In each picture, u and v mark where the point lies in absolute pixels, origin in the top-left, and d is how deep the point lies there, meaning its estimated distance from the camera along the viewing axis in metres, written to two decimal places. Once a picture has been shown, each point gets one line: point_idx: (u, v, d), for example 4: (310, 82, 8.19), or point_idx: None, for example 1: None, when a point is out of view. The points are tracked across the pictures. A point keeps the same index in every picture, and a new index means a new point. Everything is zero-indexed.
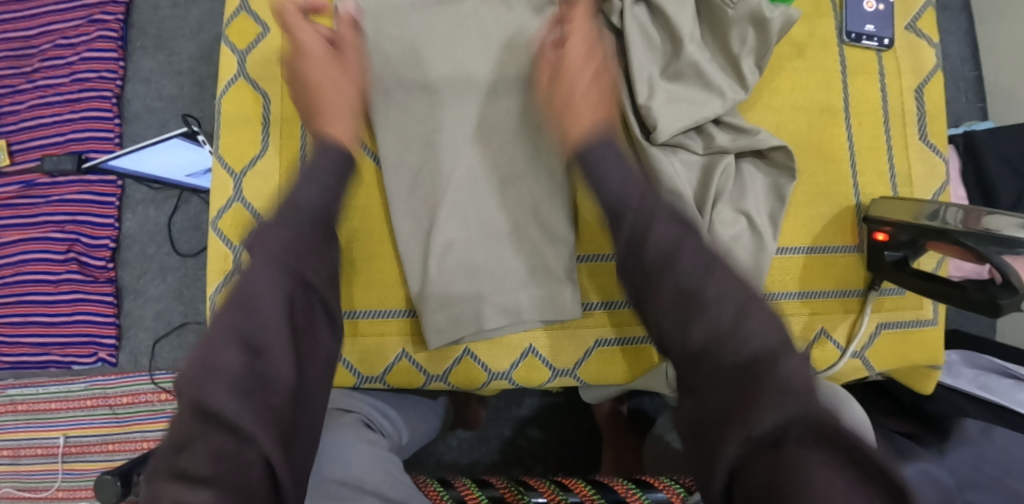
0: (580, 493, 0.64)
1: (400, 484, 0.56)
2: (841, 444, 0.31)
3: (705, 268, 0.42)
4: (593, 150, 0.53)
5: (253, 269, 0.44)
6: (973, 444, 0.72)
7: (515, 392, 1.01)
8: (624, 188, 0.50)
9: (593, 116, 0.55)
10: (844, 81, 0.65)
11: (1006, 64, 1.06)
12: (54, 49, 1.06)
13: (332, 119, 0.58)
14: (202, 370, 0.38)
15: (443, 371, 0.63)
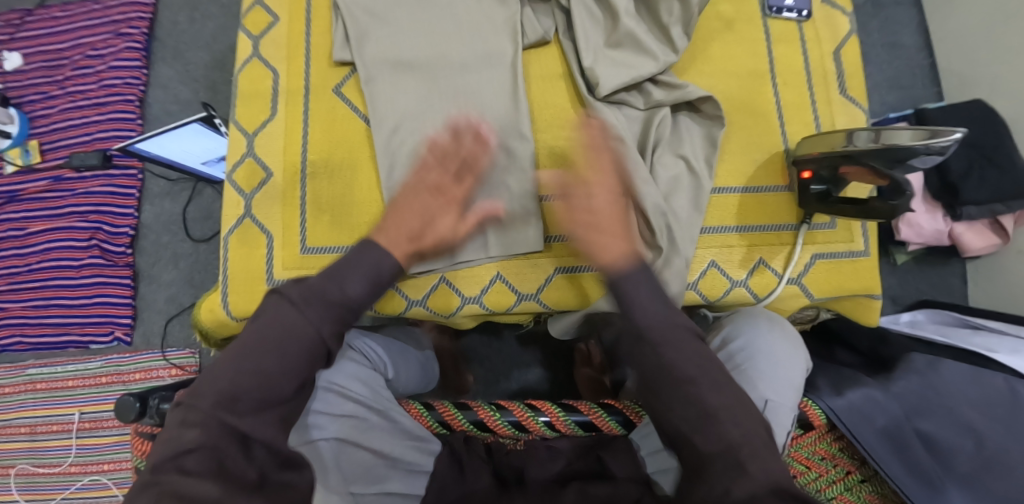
0: (549, 414, 0.69)
1: (381, 396, 0.66)
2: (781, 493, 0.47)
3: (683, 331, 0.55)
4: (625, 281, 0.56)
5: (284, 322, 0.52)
6: (919, 374, 0.76)
7: (501, 367, 1.11)
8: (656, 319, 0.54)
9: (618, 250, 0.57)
10: (768, 47, 0.74)
11: (957, 51, 1.20)
12: (84, 59, 1.19)
13: (399, 234, 0.59)
14: (239, 403, 0.49)
15: (423, 295, 0.69)
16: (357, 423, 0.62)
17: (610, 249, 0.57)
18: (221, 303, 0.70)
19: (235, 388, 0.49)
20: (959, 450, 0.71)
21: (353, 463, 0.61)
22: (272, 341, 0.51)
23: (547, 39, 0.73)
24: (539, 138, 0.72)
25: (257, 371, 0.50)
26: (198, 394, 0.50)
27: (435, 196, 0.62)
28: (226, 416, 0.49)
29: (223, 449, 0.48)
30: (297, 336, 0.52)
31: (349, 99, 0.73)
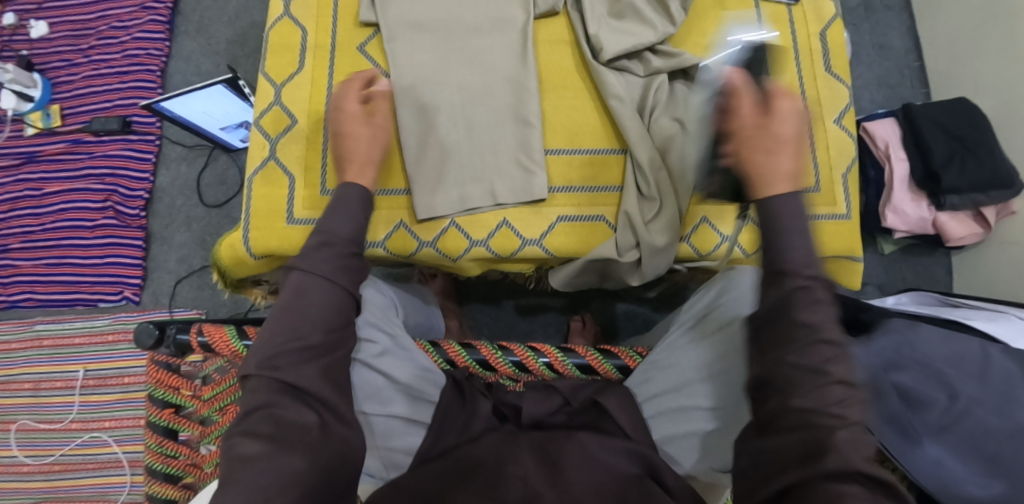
0: (550, 356, 0.72)
1: (395, 327, 0.70)
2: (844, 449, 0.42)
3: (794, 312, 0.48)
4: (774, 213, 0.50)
5: (301, 283, 0.56)
6: (896, 332, 0.69)
7: (500, 331, 1.15)
8: (807, 262, 0.48)
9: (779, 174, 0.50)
10: (761, 25, 0.80)
11: (944, 52, 1.27)
12: (110, 30, 1.25)
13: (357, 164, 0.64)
14: (278, 362, 0.54)
15: (432, 237, 0.74)
16: (374, 347, 0.67)
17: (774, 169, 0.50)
18: (241, 240, 0.76)
19: (278, 350, 0.54)
20: (931, 404, 0.63)
21: (366, 384, 0.66)
22: (296, 303, 0.56)
23: (556, 10, 0.78)
24: (546, 99, 0.77)
25: (289, 330, 0.55)
26: (250, 361, 0.55)
27: (362, 119, 0.67)
28: (273, 376, 0.54)
29: (278, 405, 0.54)
30: (324, 295, 0.56)
31: (372, 57, 0.79)
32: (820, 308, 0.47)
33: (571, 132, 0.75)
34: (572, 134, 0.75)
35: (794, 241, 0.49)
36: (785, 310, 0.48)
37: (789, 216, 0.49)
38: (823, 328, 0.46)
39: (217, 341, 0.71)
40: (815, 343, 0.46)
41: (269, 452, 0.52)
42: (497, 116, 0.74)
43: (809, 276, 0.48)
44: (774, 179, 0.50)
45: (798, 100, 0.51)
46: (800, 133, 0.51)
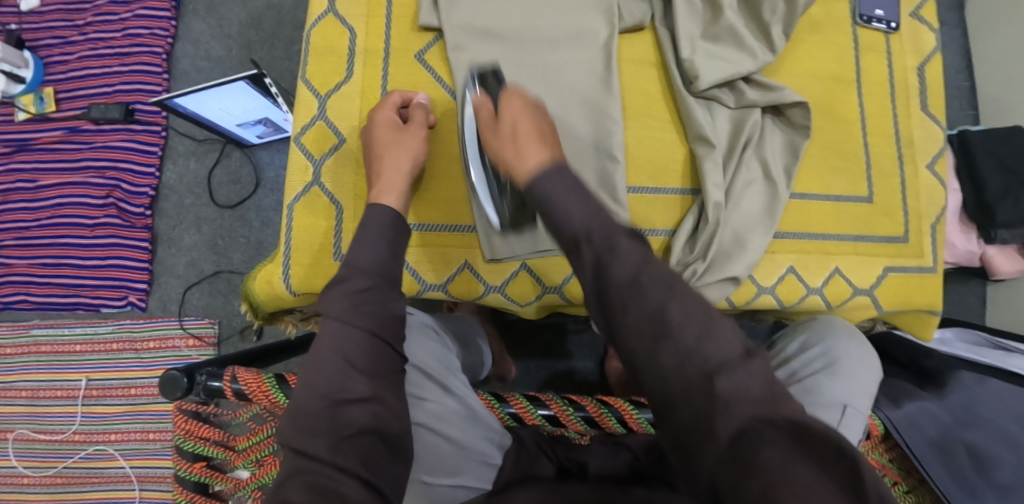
0: (621, 409, 0.65)
1: (453, 375, 0.66)
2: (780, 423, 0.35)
3: (614, 270, 0.42)
4: (544, 186, 0.48)
5: (325, 328, 0.53)
6: (965, 388, 0.78)
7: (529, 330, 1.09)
8: (587, 220, 0.45)
9: (530, 152, 0.51)
10: (856, 55, 0.73)
11: (997, 75, 1.22)
12: (109, 5, 1.13)
13: (385, 190, 0.62)
14: (307, 426, 0.50)
15: (500, 281, 0.69)
16: (429, 407, 0.62)
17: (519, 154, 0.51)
18: (280, 276, 0.68)
19: (298, 408, 0.50)
20: (1000, 463, 0.71)
21: (427, 451, 0.60)
22: (315, 352, 0.52)
23: (643, 25, 0.71)
24: (628, 127, 0.70)
25: (308, 384, 0.51)
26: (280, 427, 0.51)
27: (394, 133, 0.66)
28: (296, 439, 0.49)
29: (311, 472, 0.48)
30: (342, 338, 0.52)
31: (432, 67, 0.71)
32: (630, 253, 0.42)
33: (654, 167, 0.69)
34: (655, 170, 0.69)
35: (569, 206, 0.46)
36: (602, 276, 0.42)
37: (551, 188, 0.47)
38: (645, 273, 0.41)
39: (253, 391, 0.64)
40: (642, 286, 0.41)
41: None
42: (575, 143, 0.67)
43: (590, 227, 0.44)
44: (528, 160, 0.51)
45: (517, 95, 0.57)
46: (528, 114, 0.55)
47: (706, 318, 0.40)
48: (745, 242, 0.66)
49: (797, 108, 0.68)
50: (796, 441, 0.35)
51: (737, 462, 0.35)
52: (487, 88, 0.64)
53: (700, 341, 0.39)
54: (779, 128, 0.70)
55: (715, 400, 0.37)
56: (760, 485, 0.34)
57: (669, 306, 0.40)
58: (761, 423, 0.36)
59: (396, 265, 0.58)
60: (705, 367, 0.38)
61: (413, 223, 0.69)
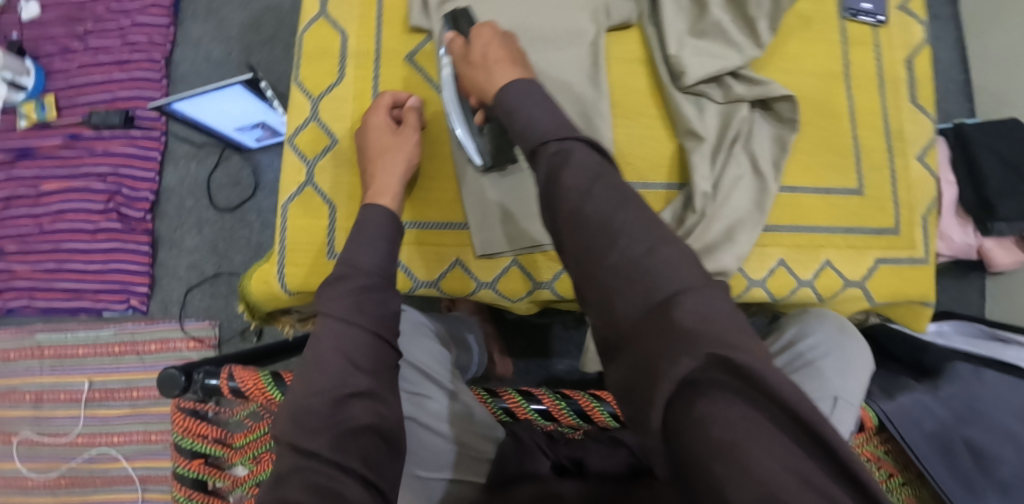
0: (614, 405, 0.66)
1: (445, 372, 0.67)
2: (732, 370, 0.34)
3: (565, 177, 0.45)
4: (511, 100, 0.52)
5: (324, 326, 0.53)
6: (963, 381, 0.78)
7: (522, 330, 1.09)
8: (546, 130, 0.48)
9: (504, 73, 0.56)
10: (845, 50, 0.73)
11: (992, 68, 1.22)
12: (108, 13, 1.15)
13: (379, 192, 0.63)
14: (306, 422, 0.49)
15: (492, 278, 0.70)
16: (424, 403, 0.63)
17: (492, 76, 0.56)
18: (276, 276, 0.69)
19: (297, 405, 0.49)
20: (1002, 459, 0.70)
21: (424, 448, 0.60)
22: (314, 350, 0.52)
23: (630, 23, 0.71)
24: (617, 124, 0.70)
25: (306, 381, 0.51)
26: (277, 425, 0.50)
27: (390, 135, 0.67)
28: (294, 437, 0.48)
29: (311, 469, 0.47)
30: (341, 336, 0.52)
31: (423, 68, 0.72)
32: (582, 163, 0.45)
33: (643, 164, 0.70)
34: (645, 167, 0.70)
35: (531, 114, 0.50)
36: (554, 182, 0.45)
37: (515, 100, 0.51)
38: (595, 182, 0.44)
39: (249, 388, 0.65)
40: (591, 193, 0.43)
41: None
42: None
43: (546, 137, 0.48)
44: (498, 78, 0.55)
45: (488, 28, 0.61)
46: (497, 44, 0.59)
47: (662, 240, 0.41)
48: (735, 236, 0.66)
49: (786, 101, 0.68)
50: (748, 385, 0.33)
51: (683, 397, 0.34)
52: (458, 30, 0.65)
53: (655, 264, 0.39)
54: (768, 121, 0.70)
55: (662, 337, 0.36)
56: (704, 420, 0.33)
57: (617, 215, 0.42)
58: (711, 366, 0.34)
59: (388, 262, 0.59)
60: (659, 293, 0.38)
61: (408, 221, 0.70)
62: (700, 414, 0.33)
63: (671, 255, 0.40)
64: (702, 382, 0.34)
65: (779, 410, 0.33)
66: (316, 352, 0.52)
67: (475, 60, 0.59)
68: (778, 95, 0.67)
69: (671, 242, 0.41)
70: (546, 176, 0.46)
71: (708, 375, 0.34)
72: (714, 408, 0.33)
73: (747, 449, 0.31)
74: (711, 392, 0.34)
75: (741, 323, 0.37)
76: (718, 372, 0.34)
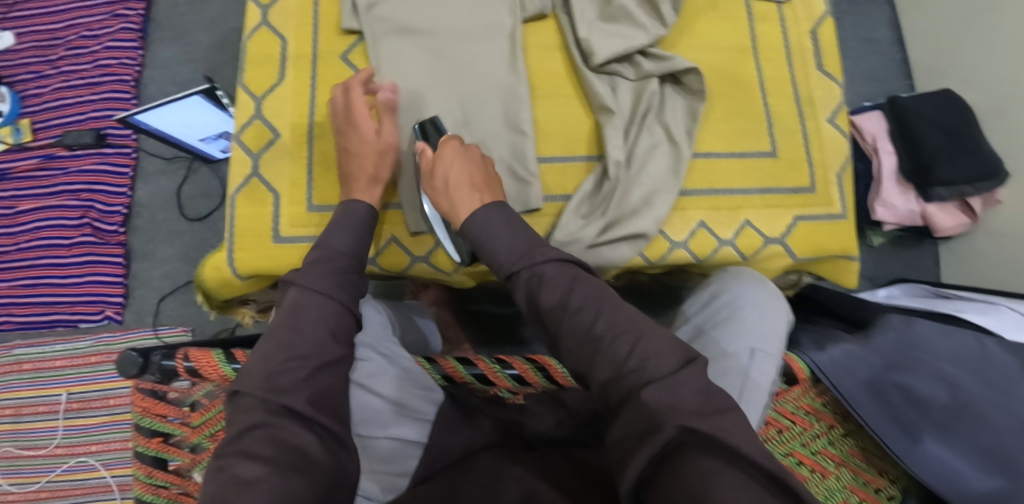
0: (550, 368, 0.69)
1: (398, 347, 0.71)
2: (709, 438, 0.42)
3: (542, 294, 0.54)
4: (478, 225, 0.60)
5: (300, 298, 0.57)
6: (895, 330, 0.78)
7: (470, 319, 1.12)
8: (514, 258, 0.57)
9: (468, 202, 0.62)
10: (752, 25, 0.79)
11: (926, 45, 1.28)
12: (80, 40, 1.21)
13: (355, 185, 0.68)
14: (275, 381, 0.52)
15: (425, 252, 0.74)
16: (370, 369, 0.66)
17: (457, 200, 0.63)
18: (226, 261, 0.73)
19: (274, 367, 0.53)
20: (934, 401, 0.71)
21: (369, 409, 0.64)
22: (294, 320, 0.56)
23: (545, 13, 0.77)
24: (538, 106, 0.75)
25: (286, 345, 0.54)
26: (243, 379, 0.53)
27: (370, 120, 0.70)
28: (271, 394, 0.52)
29: (276, 425, 0.51)
30: (318, 309, 0.57)
31: (356, 66, 0.77)
32: (555, 284, 0.54)
33: (565, 140, 0.74)
34: (566, 142, 0.74)
35: (499, 242, 0.58)
36: (535, 303, 0.54)
37: (482, 230, 0.59)
38: (568, 298, 0.53)
39: (203, 366, 0.69)
40: (571, 309, 0.52)
41: (268, 472, 0.48)
42: (490, 123, 0.73)
43: (517, 264, 0.56)
44: (462, 208, 0.62)
45: (456, 148, 0.66)
46: (472, 167, 0.66)
47: (635, 332, 0.50)
48: (652, 202, 0.70)
49: (693, 73, 0.73)
50: (719, 448, 0.42)
51: (664, 460, 0.43)
52: (427, 140, 0.70)
53: (633, 362, 0.48)
54: (678, 93, 0.76)
55: (648, 411, 0.45)
56: (684, 475, 0.42)
57: (597, 322, 0.51)
58: (690, 433, 0.43)
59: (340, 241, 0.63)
60: (639, 378, 0.47)
61: None
62: (681, 473, 0.42)
63: (654, 342, 0.49)
64: (683, 445, 0.43)
65: (742, 460, 0.41)
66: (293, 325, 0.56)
67: (440, 184, 0.65)
68: (683, 67, 0.72)
69: (646, 338, 0.49)
70: (524, 290, 0.55)
71: (691, 445, 0.42)
72: (692, 468, 0.42)
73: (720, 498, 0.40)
74: (690, 454, 0.42)
75: (712, 395, 0.46)
76: (700, 443, 0.42)
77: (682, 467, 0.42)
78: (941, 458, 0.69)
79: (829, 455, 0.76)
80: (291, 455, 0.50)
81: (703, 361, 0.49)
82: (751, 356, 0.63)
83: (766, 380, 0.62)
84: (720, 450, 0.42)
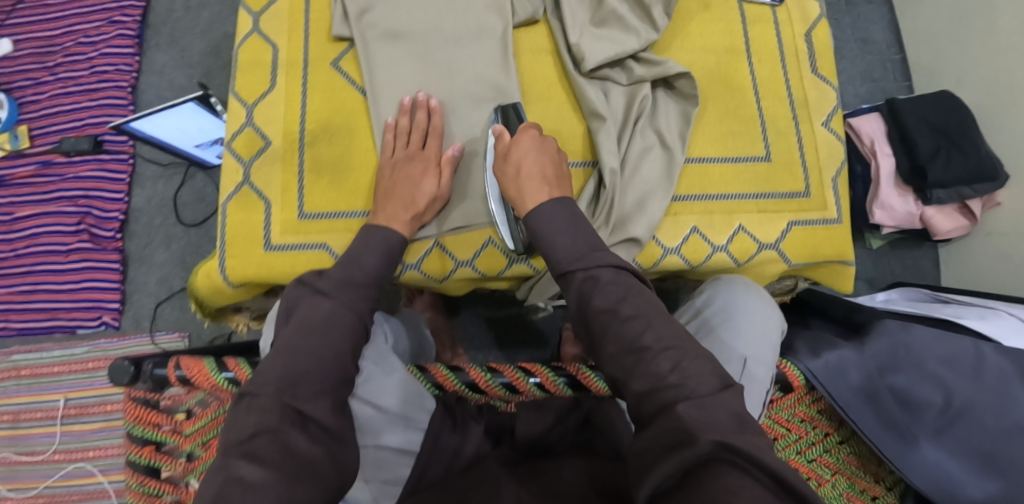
0: (540, 375, 0.68)
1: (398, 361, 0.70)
2: (742, 455, 0.42)
3: (593, 295, 0.54)
4: (545, 217, 0.60)
5: (320, 306, 0.58)
6: (890, 336, 0.75)
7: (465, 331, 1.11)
8: (575, 258, 0.57)
9: (537, 193, 0.63)
10: (745, 28, 0.79)
11: (925, 46, 1.27)
12: (77, 46, 1.22)
13: (389, 220, 0.67)
14: (290, 387, 0.53)
15: (416, 259, 0.73)
16: (372, 383, 0.65)
17: (525, 190, 0.64)
18: (217, 269, 0.73)
19: (290, 375, 0.54)
20: (929, 405, 0.71)
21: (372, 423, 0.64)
22: (321, 327, 0.57)
23: (536, 18, 0.77)
24: (529, 110, 0.75)
25: (309, 352, 0.55)
26: (261, 384, 0.53)
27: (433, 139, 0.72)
28: (291, 401, 0.53)
29: (286, 434, 0.51)
30: (334, 318, 0.58)
31: (347, 72, 0.77)
32: (610, 288, 0.54)
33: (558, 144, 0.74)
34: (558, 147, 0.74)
35: (559, 238, 0.59)
36: (586, 303, 0.54)
37: (546, 224, 0.60)
38: (620, 306, 0.52)
39: (195, 375, 0.68)
40: (622, 317, 0.52)
41: (272, 481, 0.48)
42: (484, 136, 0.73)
43: (575, 265, 0.57)
44: (530, 199, 0.63)
45: (533, 135, 0.67)
46: (543, 159, 0.66)
47: (683, 352, 0.49)
48: (645, 206, 0.70)
49: (683, 77, 0.73)
50: (750, 466, 0.41)
51: (694, 477, 0.42)
52: (507, 124, 0.71)
53: (675, 379, 0.47)
54: (670, 97, 0.75)
55: (683, 423, 0.44)
56: (711, 488, 0.41)
57: (645, 334, 0.50)
58: (723, 448, 0.42)
59: (359, 252, 0.64)
60: (680, 395, 0.46)
61: (360, 210, 0.73)
62: (708, 483, 0.41)
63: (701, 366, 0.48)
64: (711, 456, 0.42)
65: (768, 478, 0.41)
66: (306, 331, 0.57)
67: (511, 172, 0.66)
68: (673, 70, 0.72)
69: (692, 359, 0.49)
70: (583, 285, 0.56)
71: (722, 461, 0.42)
72: (719, 480, 0.41)
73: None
74: (718, 466, 0.42)
75: (743, 420, 0.46)
76: (732, 461, 0.42)
77: (708, 480, 0.41)
78: (938, 462, 0.69)
79: (824, 462, 0.76)
80: (296, 465, 0.50)
81: (742, 388, 0.48)
82: (737, 367, 0.62)
83: (758, 391, 0.62)
84: (751, 467, 0.41)
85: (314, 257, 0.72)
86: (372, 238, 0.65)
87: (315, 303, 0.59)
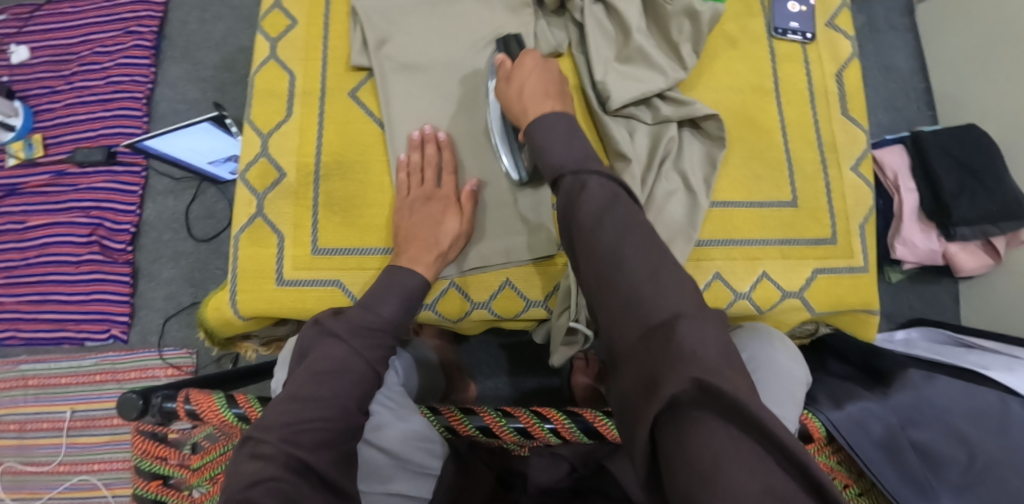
0: (556, 421, 0.66)
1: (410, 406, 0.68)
2: (726, 401, 0.37)
3: (579, 203, 0.51)
4: (545, 124, 0.58)
5: (334, 352, 0.57)
6: (914, 387, 0.72)
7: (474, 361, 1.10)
8: (571, 162, 0.54)
9: (538, 107, 0.61)
10: (774, 66, 0.77)
11: (950, 77, 1.25)
12: (92, 55, 1.21)
13: (415, 263, 0.66)
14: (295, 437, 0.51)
15: (432, 299, 0.72)
16: (385, 428, 0.63)
17: (525, 107, 0.61)
18: (227, 302, 0.72)
19: (295, 423, 0.52)
20: (953, 463, 0.67)
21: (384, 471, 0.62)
22: (332, 373, 0.56)
23: (560, 51, 0.75)
24: None
25: (316, 400, 0.53)
26: (265, 432, 0.52)
27: (436, 201, 0.70)
28: (292, 452, 0.51)
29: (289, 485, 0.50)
30: (347, 366, 0.57)
31: (364, 104, 0.76)
32: (600, 196, 0.51)
33: None
34: None
35: (556, 147, 0.56)
36: (571, 207, 0.52)
37: (543, 134, 0.57)
38: (604, 214, 0.50)
39: (203, 410, 0.67)
40: (602, 225, 0.49)
41: None
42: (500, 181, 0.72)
43: (564, 169, 0.54)
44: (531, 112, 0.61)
45: (535, 57, 0.65)
46: (544, 77, 0.64)
47: (664, 269, 0.46)
48: None
49: (711, 118, 0.71)
50: (735, 414, 0.37)
51: (675, 417, 0.39)
52: (509, 53, 0.70)
53: (652, 288, 0.44)
54: (695, 139, 0.73)
55: (662, 355, 0.41)
56: (691, 440, 0.37)
57: (625, 241, 0.47)
58: (700, 389, 0.38)
59: (373, 297, 0.63)
60: (665, 314, 0.43)
61: (381, 248, 0.72)
62: (685, 432, 0.38)
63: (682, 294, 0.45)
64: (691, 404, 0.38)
65: (754, 429, 0.37)
66: (314, 376, 0.55)
67: (513, 94, 0.64)
68: (701, 112, 0.70)
69: (669, 272, 0.45)
70: (574, 188, 0.52)
71: (704, 409, 0.38)
72: (698, 430, 0.37)
73: (728, 467, 0.36)
74: (699, 413, 0.38)
75: (731, 349, 0.42)
76: (716, 408, 0.38)
77: (686, 429, 0.38)
78: None
79: None
80: None
81: None
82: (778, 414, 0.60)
83: None
84: (736, 415, 0.37)
85: (327, 295, 0.71)
86: (392, 285, 0.64)
87: (326, 349, 0.57)
